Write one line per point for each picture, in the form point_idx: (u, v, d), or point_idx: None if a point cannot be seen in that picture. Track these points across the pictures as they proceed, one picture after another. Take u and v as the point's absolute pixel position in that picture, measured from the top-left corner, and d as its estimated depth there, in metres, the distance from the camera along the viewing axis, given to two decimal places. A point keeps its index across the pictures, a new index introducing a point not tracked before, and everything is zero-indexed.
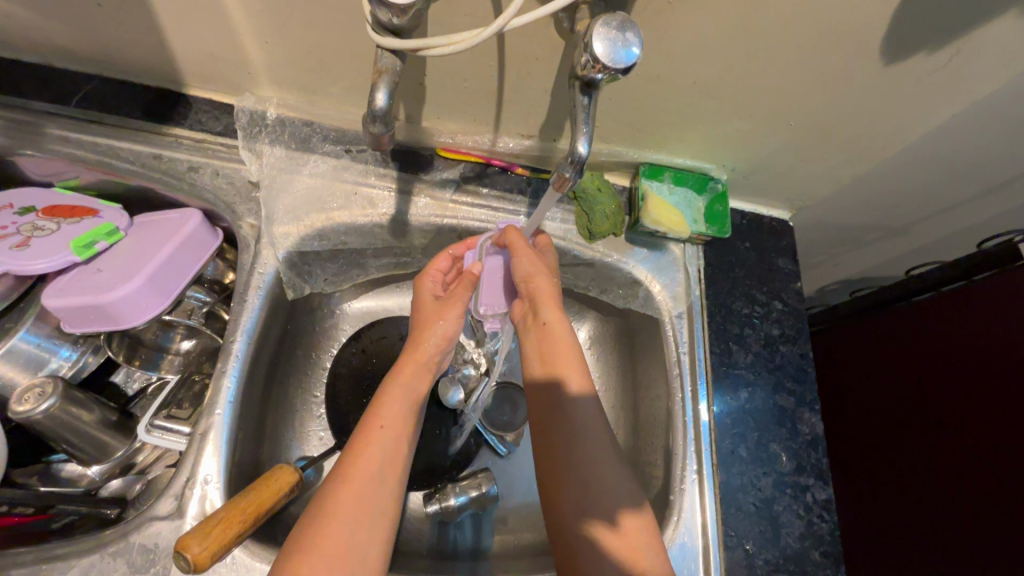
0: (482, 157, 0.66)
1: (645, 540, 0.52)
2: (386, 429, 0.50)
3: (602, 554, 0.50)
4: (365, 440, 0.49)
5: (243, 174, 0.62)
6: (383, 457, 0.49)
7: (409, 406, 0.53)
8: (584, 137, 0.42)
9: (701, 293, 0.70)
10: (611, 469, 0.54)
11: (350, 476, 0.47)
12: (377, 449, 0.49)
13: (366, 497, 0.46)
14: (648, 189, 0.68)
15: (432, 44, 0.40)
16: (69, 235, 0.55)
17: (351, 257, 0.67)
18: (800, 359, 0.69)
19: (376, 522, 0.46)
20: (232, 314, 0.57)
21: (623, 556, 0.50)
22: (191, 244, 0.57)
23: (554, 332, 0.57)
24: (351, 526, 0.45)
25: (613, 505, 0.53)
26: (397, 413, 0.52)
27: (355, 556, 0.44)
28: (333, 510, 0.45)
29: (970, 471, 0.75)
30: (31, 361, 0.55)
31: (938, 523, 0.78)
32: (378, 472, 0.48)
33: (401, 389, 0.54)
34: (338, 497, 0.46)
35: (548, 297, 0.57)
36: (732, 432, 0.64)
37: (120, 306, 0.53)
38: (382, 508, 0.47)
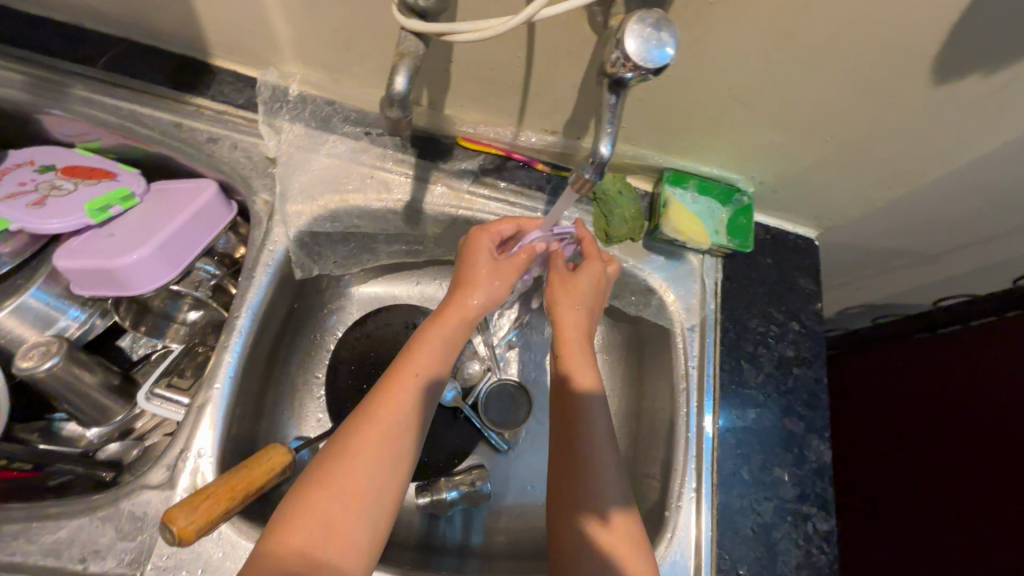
0: (503, 150, 0.65)
1: (634, 539, 0.50)
2: (419, 380, 0.49)
3: (591, 547, 0.49)
4: (393, 389, 0.48)
5: (261, 149, 0.61)
6: (409, 417, 0.48)
7: (439, 359, 0.51)
8: (607, 137, 0.40)
9: (716, 307, 0.68)
10: (609, 471, 0.53)
11: (375, 430, 0.46)
12: (407, 396, 0.48)
13: (388, 451, 0.46)
14: (670, 196, 0.65)
15: (456, 30, 0.38)
16: (85, 197, 0.56)
17: (362, 241, 0.66)
18: (813, 384, 0.66)
19: (394, 466, 0.46)
20: (239, 289, 0.57)
21: (613, 551, 0.49)
22: (203, 215, 0.57)
23: (578, 350, 0.57)
24: (370, 480, 0.44)
25: (608, 500, 0.51)
26: (430, 366, 0.50)
27: (367, 508, 0.44)
28: (352, 458, 0.44)
29: (982, 517, 0.72)
30: (40, 319, 0.55)
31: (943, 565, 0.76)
32: (405, 421, 0.47)
33: (439, 335, 0.52)
34: (361, 440, 0.45)
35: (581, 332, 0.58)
36: (735, 453, 0.62)
37: (129, 271, 0.53)
38: (402, 454, 0.46)
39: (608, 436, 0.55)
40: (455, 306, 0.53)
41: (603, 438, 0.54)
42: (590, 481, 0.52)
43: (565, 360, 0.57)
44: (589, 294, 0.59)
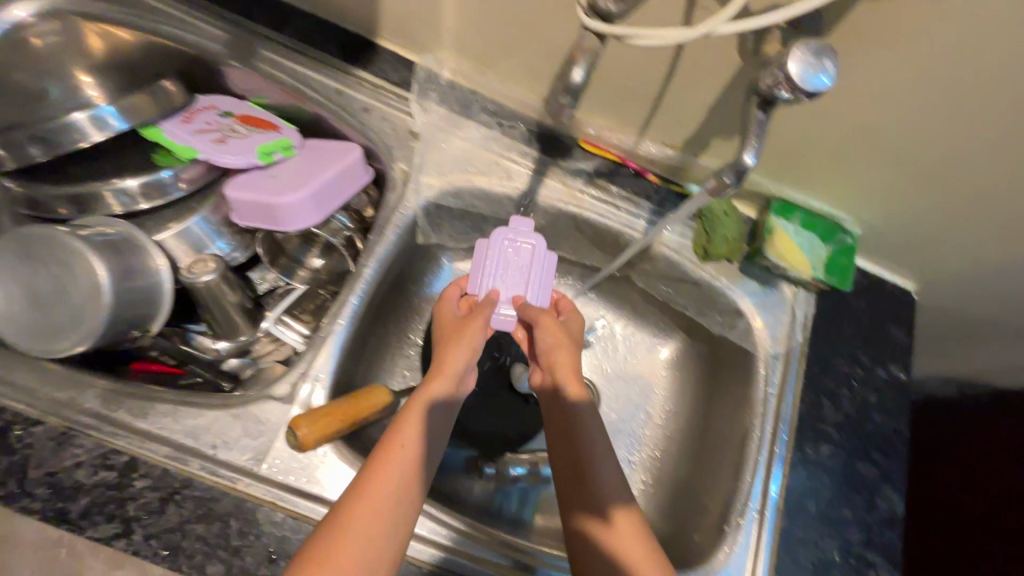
0: (619, 156, 0.69)
1: (642, 540, 0.51)
2: (404, 449, 0.49)
3: (599, 550, 0.50)
4: (381, 459, 0.48)
5: (405, 124, 0.67)
6: (398, 471, 0.48)
7: (428, 425, 0.51)
8: (753, 150, 0.42)
9: (802, 340, 0.68)
10: (605, 465, 0.54)
11: (367, 487, 0.47)
12: (395, 468, 0.48)
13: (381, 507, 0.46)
14: (776, 224, 0.66)
15: (638, 34, 0.41)
16: (256, 142, 0.64)
17: (475, 221, 0.72)
18: (892, 435, 0.66)
19: (387, 539, 0.46)
20: (369, 242, 0.63)
21: (621, 553, 0.50)
22: (349, 173, 0.64)
23: (572, 389, 0.57)
24: (362, 542, 0.44)
25: (604, 498, 0.52)
26: (417, 433, 0.50)
27: (364, 564, 0.44)
28: (347, 519, 0.45)
29: None
30: (196, 243, 0.64)
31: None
32: (393, 493, 0.47)
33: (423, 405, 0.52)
34: (351, 513, 0.45)
35: (568, 366, 0.58)
36: (804, 485, 0.62)
37: (285, 209, 0.60)
38: (394, 527, 0.46)
39: (606, 438, 0.56)
40: (437, 381, 0.54)
41: (602, 453, 0.55)
42: (592, 480, 0.53)
43: (563, 377, 0.58)
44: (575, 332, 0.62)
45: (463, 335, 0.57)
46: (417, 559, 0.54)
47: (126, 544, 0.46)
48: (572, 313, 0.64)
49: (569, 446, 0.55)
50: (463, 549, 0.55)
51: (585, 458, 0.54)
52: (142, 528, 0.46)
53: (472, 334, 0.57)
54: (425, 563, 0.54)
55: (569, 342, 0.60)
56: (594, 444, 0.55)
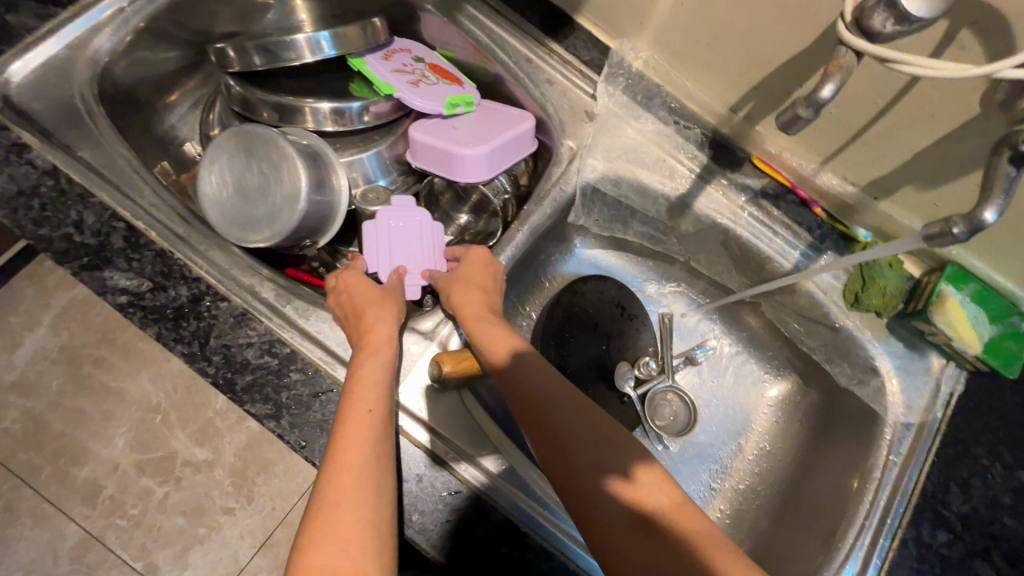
0: (790, 180, 0.66)
1: (661, 490, 0.45)
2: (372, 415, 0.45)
3: (628, 517, 0.44)
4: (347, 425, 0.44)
5: (584, 104, 0.68)
6: (371, 438, 0.43)
7: (384, 389, 0.47)
8: (997, 206, 0.40)
9: (941, 417, 0.64)
10: (592, 428, 0.49)
11: (339, 456, 0.41)
12: (367, 430, 0.44)
13: (362, 475, 0.41)
14: (946, 290, 0.62)
15: (909, 62, 0.39)
16: (443, 91, 0.67)
17: (623, 212, 0.72)
18: (1022, 543, 0.60)
19: (383, 502, 0.40)
20: (525, 210, 0.65)
21: (647, 508, 0.44)
22: (522, 139, 0.66)
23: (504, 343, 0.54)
24: (358, 506, 0.39)
25: (607, 457, 0.47)
26: (376, 399, 0.46)
27: (369, 535, 0.38)
28: (327, 494, 0.39)
29: None
30: (364, 175, 0.68)
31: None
32: (375, 456, 0.42)
33: (368, 373, 0.48)
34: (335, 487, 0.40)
35: (481, 311, 0.56)
36: (912, 566, 0.58)
37: (462, 161, 0.63)
38: (384, 490, 0.41)
39: (574, 401, 0.51)
40: (370, 355, 0.49)
41: (575, 418, 0.50)
42: (586, 450, 0.47)
43: (484, 338, 0.55)
44: (483, 275, 0.59)
45: (375, 309, 0.53)
46: (461, 475, 0.53)
47: (274, 425, 0.50)
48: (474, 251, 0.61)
49: (530, 410, 0.50)
50: (500, 477, 0.54)
51: (568, 429, 0.49)
52: (290, 417, 0.51)
53: (390, 302, 0.55)
54: (468, 480, 0.53)
55: (474, 281, 0.58)
56: (551, 400, 0.50)
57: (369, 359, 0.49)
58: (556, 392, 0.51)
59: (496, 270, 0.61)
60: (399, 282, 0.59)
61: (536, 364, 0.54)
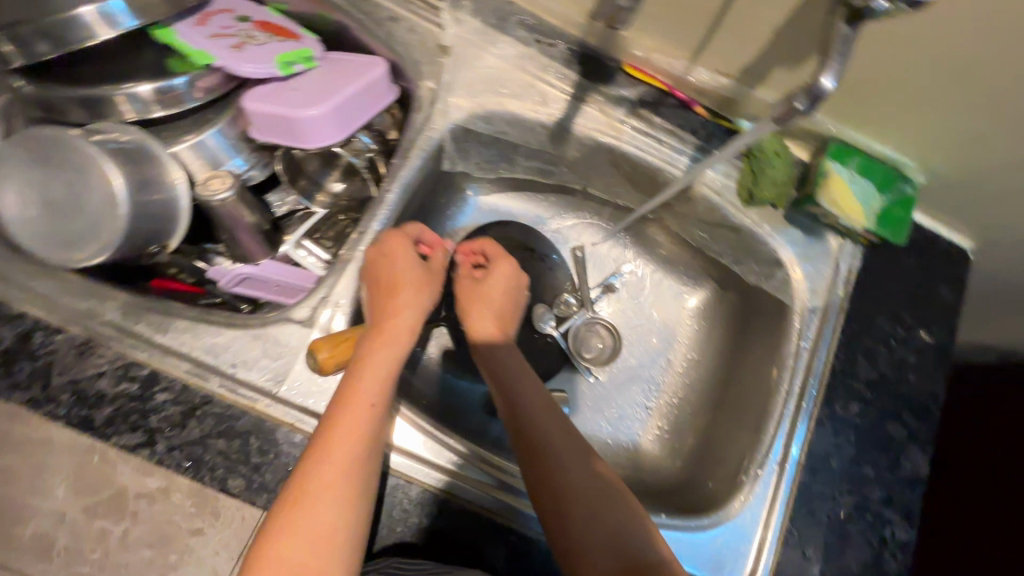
0: (666, 84, 0.63)
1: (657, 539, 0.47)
2: (372, 410, 0.45)
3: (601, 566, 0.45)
4: (340, 419, 0.44)
5: (435, 38, 0.62)
6: (366, 433, 0.44)
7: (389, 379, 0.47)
8: (834, 71, 0.38)
9: (844, 294, 0.65)
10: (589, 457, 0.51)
11: (330, 453, 0.42)
12: (362, 425, 0.44)
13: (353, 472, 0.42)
14: (831, 168, 0.61)
15: None
16: (274, 50, 0.59)
17: (504, 149, 0.67)
18: (927, 397, 0.63)
19: (363, 499, 0.42)
20: (391, 167, 0.59)
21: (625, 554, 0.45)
22: (373, 90, 0.60)
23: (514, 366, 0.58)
24: (337, 505, 0.41)
25: (609, 491, 0.49)
26: (378, 390, 0.46)
27: (342, 530, 0.41)
28: (311, 487, 0.41)
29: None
30: (211, 159, 0.60)
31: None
32: (363, 453, 0.43)
33: (377, 363, 0.47)
34: (320, 479, 0.41)
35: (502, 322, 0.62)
36: (829, 441, 0.60)
37: (305, 126, 0.56)
38: (365, 486, 0.43)
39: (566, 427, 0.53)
40: (384, 345, 0.49)
41: (569, 450, 0.51)
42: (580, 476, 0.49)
43: (488, 340, 0.60)
44: (502, 298, 0.62)
45: (400, 301, 0.52)
46: (421, 482, 0.51)
47: (149, 453, 0.46)
48: (502, 262, 0.64)
49: (526, 439, 0.52)
50: (463, 473, 0.53)
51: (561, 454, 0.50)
52: (165, 440, 0.47)
53: (406, 290, 0.53)
54: (430, 486, 0.51)
55: (502, 283, 0.62)
56: (548, 427, 0.52)
57: (376, 353, 0.48)
58: (552, 428, 0.52)
59: (518, 293, 0.64)
60: (438, 272, 0.58)
61: (552, 412, 0.54)
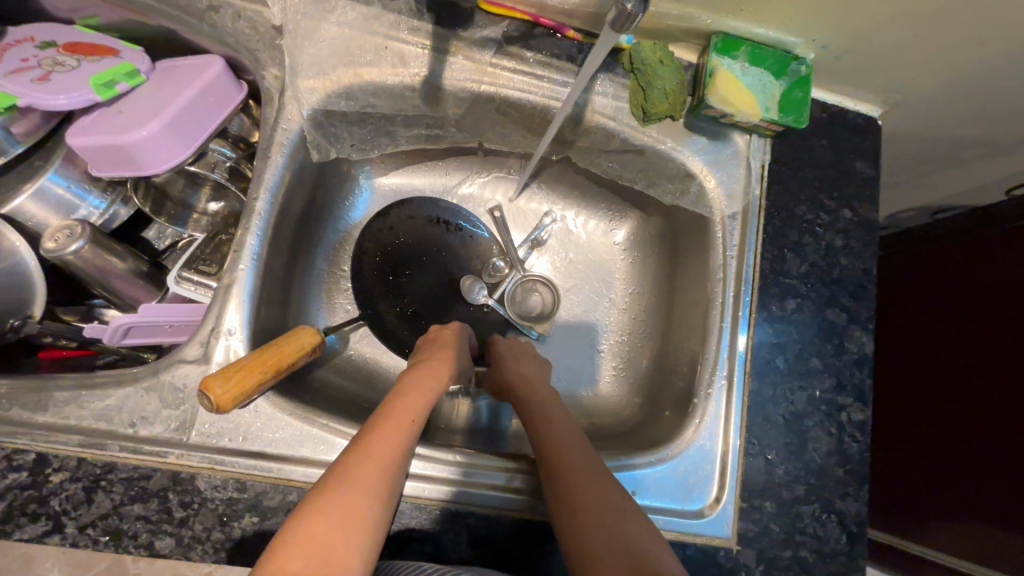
0: (529, 14, 0.58)
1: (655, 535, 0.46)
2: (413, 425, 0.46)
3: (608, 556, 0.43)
4: (388, 424, 0.45)
5: (266, 18, 0.56)
6: (402, 441, 0.44)
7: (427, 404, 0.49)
8: None
9: (761, 192, 0.62)
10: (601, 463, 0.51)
11: (372, 453, 0.42)
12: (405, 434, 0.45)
13: (390, 467, 0.42)
14: (717, 65, 0.58)
15: None
16: (88, 72, 0.53)
17: (380, 124, 0.62)
18: (860, 275, 0.62)
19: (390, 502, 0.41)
20: (255, 172, 0.54)
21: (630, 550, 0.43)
22: (213, 92, 0.54)
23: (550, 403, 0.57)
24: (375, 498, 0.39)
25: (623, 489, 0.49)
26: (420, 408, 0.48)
27: (373, 525, 0.38)
28: (354, 479, 0.39)
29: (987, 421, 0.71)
30: (62, 205, 0.56)
31: (988, 469, 0.70)
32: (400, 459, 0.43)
33: (421, 391, 0.50)
34: (365, 470, 0.40)
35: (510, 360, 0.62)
36: (772, 344, 0.59)
37: (141, 149, 0.51)
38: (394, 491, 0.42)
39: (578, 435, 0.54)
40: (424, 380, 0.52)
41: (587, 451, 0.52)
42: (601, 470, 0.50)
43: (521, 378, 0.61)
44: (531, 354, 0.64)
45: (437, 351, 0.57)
46: (430, 500, 0.51)
47: (60, 538, 0.44)
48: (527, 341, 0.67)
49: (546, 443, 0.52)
50: (469, 480, 0.53)
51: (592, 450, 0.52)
52: (74, 521, 0.44)
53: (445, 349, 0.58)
54: (440, 499, 0.51)
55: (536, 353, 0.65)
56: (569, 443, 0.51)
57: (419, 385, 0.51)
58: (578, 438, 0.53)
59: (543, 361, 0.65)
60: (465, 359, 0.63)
61: (569, 420, 0.55)
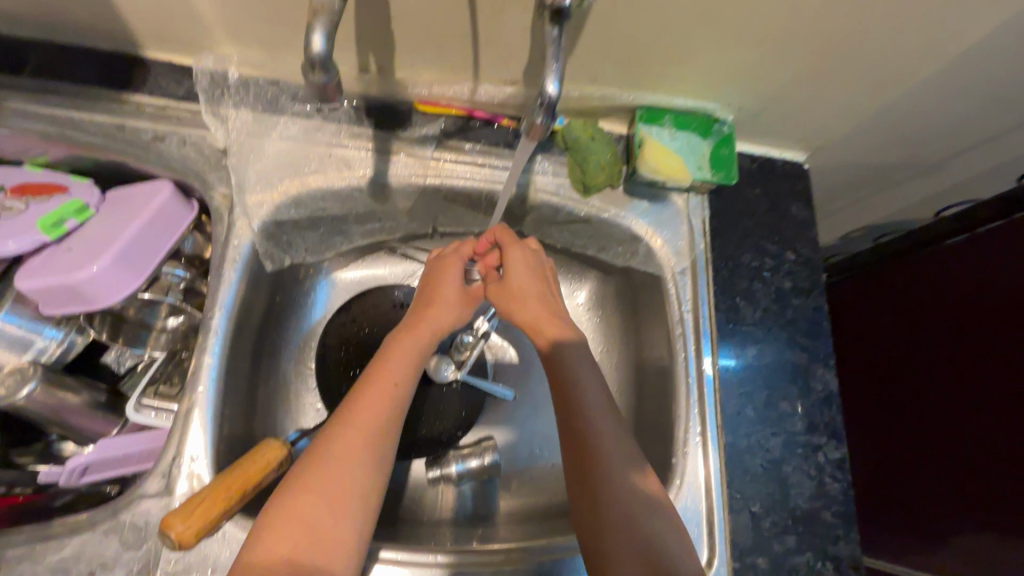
0: (463, 109, 0.61)
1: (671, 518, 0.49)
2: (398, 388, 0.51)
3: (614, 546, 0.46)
4: (370, 391, 0.50)
5: (211, 142, 0.58)
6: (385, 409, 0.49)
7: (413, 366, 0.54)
8: (554, 75, 0.38)
9: (705, 246, 0.65)
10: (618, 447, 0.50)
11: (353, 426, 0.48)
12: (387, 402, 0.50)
13: (373, 436, 0.48)
14: (647, 135, 0.61)
15: None
16: (36, 214, 0.53)
17: (332, 224, 0.64)
18: (813, 313, 0.64)
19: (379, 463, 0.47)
20: (210, 290, 0.55)
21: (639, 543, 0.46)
22: (161, 219, 0.55)
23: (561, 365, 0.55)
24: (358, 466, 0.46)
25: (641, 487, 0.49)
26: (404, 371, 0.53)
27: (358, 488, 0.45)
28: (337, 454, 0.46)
29: (961, 435, 0.73)
30: (16, 343, 0.54)
31: (984, 484, 0.70)
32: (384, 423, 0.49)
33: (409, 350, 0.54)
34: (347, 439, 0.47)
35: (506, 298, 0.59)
36: (739, 392, 0.60)
37: (92, 285, 0.51)
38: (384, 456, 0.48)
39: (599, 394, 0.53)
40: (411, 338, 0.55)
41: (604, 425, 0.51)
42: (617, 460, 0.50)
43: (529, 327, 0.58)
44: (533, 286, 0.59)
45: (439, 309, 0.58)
46: None
47: None
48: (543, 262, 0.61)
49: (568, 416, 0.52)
50: None
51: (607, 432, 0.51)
52: None
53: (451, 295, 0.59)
54: None
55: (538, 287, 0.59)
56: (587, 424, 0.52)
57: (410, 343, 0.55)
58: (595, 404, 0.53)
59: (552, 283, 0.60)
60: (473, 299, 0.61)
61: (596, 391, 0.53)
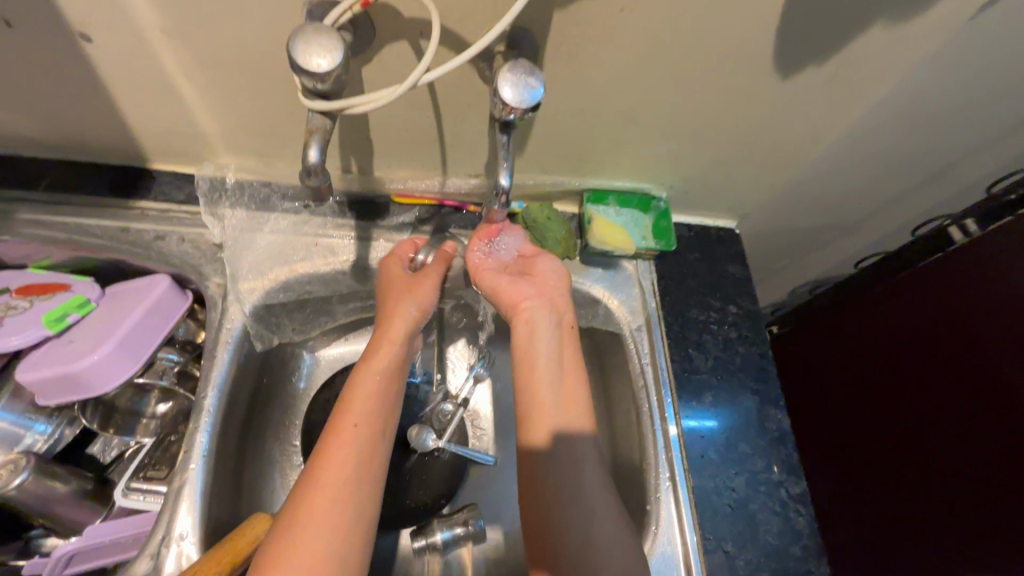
0: (435, 199, 0.71)
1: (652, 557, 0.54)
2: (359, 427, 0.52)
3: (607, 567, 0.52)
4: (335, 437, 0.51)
5: (207, 238, 0.65)
6: (352, 455, 0.50)
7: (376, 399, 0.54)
8: (506, 171, 0.47)
9: (657, 304, 0.73)
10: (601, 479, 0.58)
11: (320, 481, 0.48)
12: (350, 444, 0.50)
13: (342, 485, 0.48)
14: (593, 213, 0.71)
15: (354, 103, 0.43)
16: (40, 311, 0.58)
17: (317, 305, 0.70)
18: (759, 358, 0.71)
19: (354, 517, 0.47)
20: (203, 371, 0.59)
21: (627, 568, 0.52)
22: (158, 308, 0.60)
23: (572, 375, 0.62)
24: (331, 524, 0.46)
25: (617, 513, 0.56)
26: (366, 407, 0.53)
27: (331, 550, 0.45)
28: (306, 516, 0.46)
29: (928, 466, 0.78)
30: (6, 438, 0.56)
31: (958, 514, 0.74)
32: (353, 471, 0.49)
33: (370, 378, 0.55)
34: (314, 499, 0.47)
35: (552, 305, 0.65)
36: (701, 437, 0.65)
37: (92, 372, 0.55)
38: (359, 506, 0.48)
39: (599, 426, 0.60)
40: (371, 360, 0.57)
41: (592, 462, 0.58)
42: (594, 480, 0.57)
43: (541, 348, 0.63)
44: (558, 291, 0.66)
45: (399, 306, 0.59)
46: None
47: None
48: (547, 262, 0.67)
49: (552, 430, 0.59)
50: None
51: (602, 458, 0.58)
52: None
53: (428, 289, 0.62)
54: None
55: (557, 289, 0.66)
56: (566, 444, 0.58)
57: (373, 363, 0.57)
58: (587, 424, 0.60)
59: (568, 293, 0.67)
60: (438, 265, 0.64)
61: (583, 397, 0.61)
